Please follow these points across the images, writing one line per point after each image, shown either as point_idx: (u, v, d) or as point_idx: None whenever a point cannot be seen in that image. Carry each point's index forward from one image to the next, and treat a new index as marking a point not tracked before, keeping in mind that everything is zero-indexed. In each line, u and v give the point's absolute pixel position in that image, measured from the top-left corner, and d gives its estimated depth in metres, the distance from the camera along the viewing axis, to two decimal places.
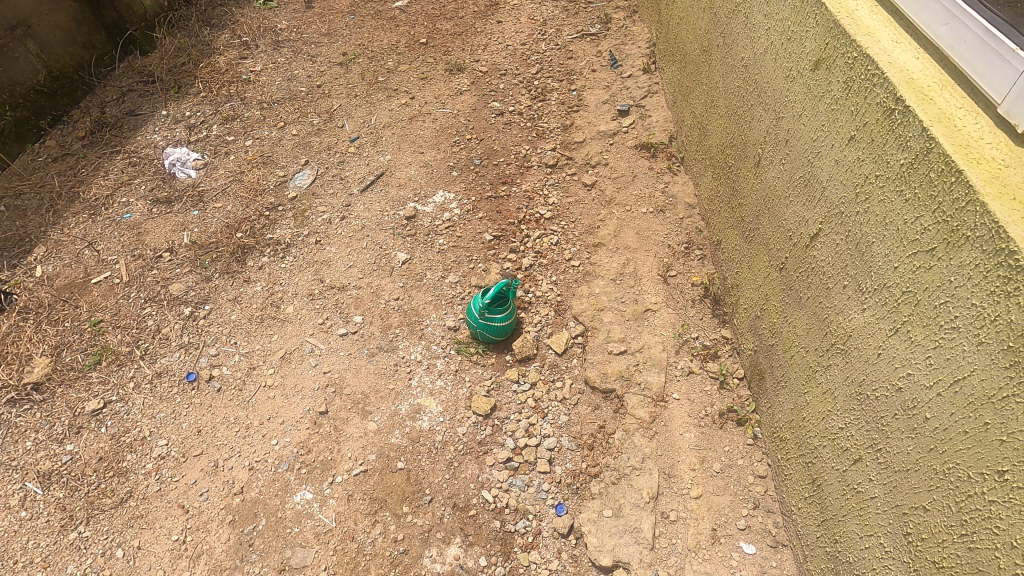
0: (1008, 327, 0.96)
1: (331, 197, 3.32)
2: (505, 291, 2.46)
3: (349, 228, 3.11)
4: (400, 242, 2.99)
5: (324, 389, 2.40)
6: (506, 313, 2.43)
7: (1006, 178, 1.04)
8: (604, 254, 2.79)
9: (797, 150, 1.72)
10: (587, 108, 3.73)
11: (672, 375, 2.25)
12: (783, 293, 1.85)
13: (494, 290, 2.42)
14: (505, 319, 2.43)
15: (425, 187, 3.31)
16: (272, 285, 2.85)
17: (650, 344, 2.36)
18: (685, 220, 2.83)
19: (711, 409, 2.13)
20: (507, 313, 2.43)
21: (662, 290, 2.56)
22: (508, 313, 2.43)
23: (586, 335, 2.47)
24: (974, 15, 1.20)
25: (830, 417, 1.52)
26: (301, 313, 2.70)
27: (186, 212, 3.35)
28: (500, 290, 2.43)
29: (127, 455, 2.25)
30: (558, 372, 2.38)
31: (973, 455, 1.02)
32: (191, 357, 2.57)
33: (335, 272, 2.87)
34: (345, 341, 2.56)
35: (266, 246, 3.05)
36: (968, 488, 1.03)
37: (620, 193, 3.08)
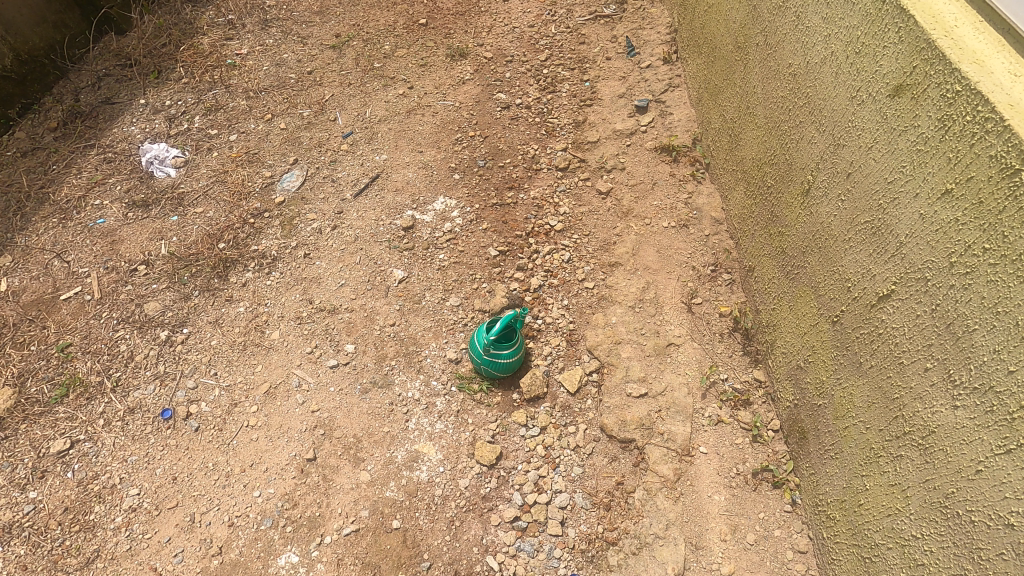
0: None
1: (321, 203, 3.04)
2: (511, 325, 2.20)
3: (341, 240, 2.84)
4: (397, 256, 2.73)
5: (312, 430, 2.18)
6: (513, 349, 2.19)
7: None
8: (622, 275, 2.52)
9: (862, 190, 1.45)
10: (601, 102, 3.40)
11: (698, 424, 2.02)
12: (835, 350, 1.60)
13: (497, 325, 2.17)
14: (512, 355, 2.19)
15: (424, 192, 3.03)
16: (256, 306, 2.60)
17: (674, 386, 2.12)
18: (712, 237, 2.55)
19: (743, 467, 1.91)
20: (514, 349, 2.19)
21: (686, 321, 2.30)
22: (514, 349, 2.19)
23: (602, 373, 2.23)
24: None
25: (898, 518, 1.30)
26: (288, 340, 2.45)
27: (165, 218, 3.07)
28: (504, 324, 2.17)
29: (95, 506, 2.05)
30: (571, 416, 2.16)
31: None
32: (167, 390, 2.34)
33: (325, 292, 2.61)
34: (336, 375, 2.32)
35: (251, 259, 2.79)
36: None
37: (639, 204, 2.79)
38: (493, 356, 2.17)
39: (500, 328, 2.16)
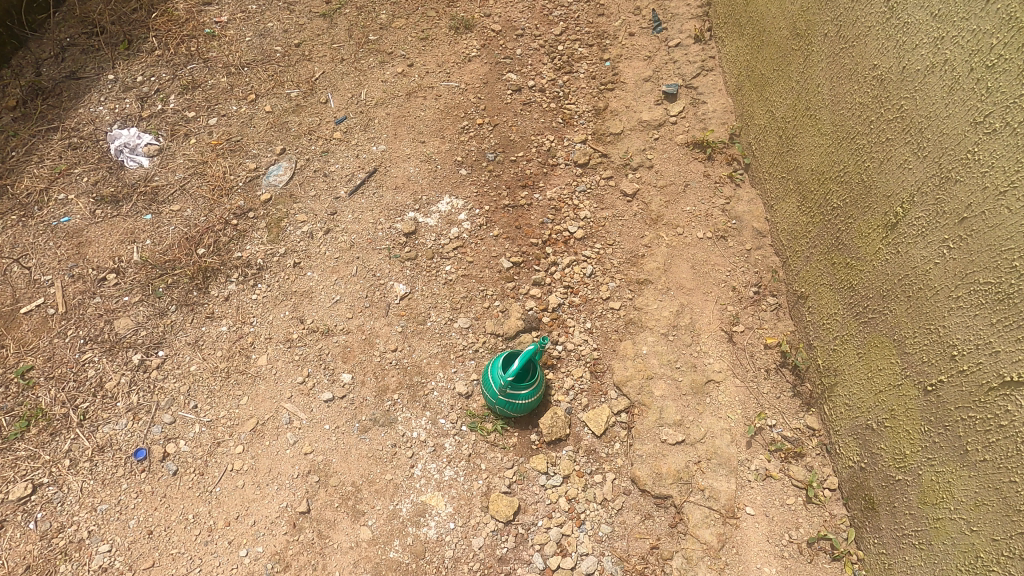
0: None
1: (312, 202, 2.72)
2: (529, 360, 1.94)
3: (335, 246, 2.54)
4: (398, 268, 2.44)
5: (306, 477, 1.94)
6: (533, 388, 1.93)
7: None
8: (652, 294, 2.24)
9: (992, 247, 1.24)
10: (624, 86, 3.03)
11: (743, 480, 1.78)
12: (924, 423, 1.38)
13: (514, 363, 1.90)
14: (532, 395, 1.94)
15: (427, 191, 2.70)
16: (241, 325, 2.32)
17: (715, 432, 1.87)
18: (754, 252, 2.26)
19: (796, 534, 1.68)
20: (534, 387, 1.94)
21: (727, 353, 2.04)
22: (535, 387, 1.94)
23: (631, 413, 1.97)
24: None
25: None
26: (276, 367, 2.19)
27: (137, 216, 2.75)
28: (522, 361, 1.91)
29: (61, 565, 1.82)
30: (597, 462, 1.92)
31: None
32: (141, 426, 2.08)
33: (318, 309, 2.33)
34: (331, 410, 2.07)
35: (234, 269, 2.49)
36: None
37: (669, 209, 2.48)
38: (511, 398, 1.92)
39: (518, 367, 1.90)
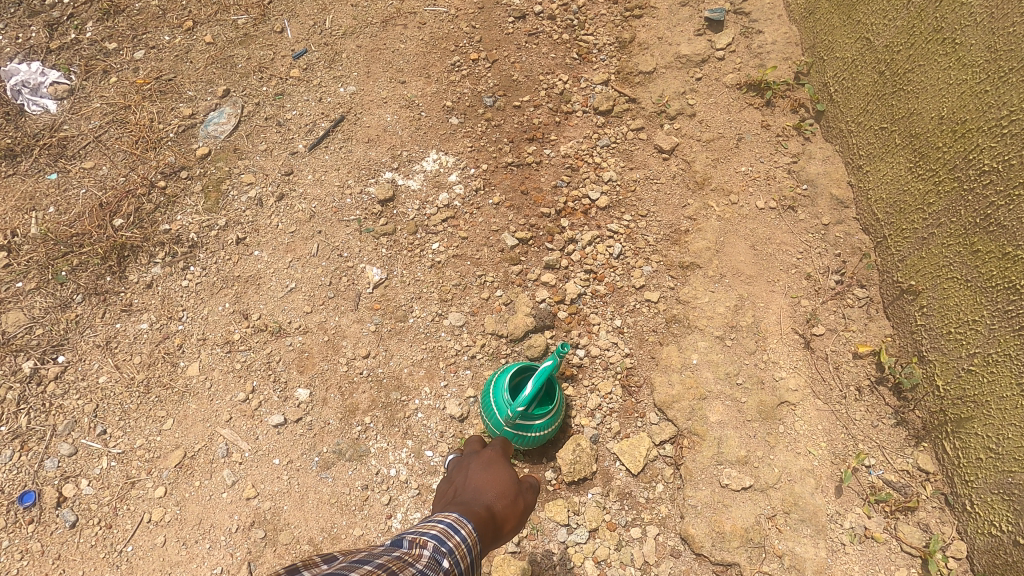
0: None
1: (262, 158, 2.14)
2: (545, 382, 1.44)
3: (290, 217, 1.98)
4: (371, 246, 1.90)
5: (247, 531, 1.47)
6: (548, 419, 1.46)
7: None
8: (701, 284, 1.72)
9: None
10: (657, 11, 2.35)
11: (834, 544, 1.33)
12: None
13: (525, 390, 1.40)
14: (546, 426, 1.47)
15: (408, 145, 2.13)
16: (166, 320, 1.79)
17: (794, 476, 1.40)
18: (834, 227, 1.74)
19: None
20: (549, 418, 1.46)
21: (804, 363, 1.55)
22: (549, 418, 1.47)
23: (679, 444, 1.50)
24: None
25: None
26: (212, 379, 1.68)
27: (40, 176, 2.15)
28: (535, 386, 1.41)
29: None
30: (633, 511, 1.46)
31: None
32: (30, 459, 1.57)
33: (267, 301, 1.80)
34: (282, 438, 1.58)
35: (159, 246, 1.93)
36: None
37: (719, 169, 1.93)
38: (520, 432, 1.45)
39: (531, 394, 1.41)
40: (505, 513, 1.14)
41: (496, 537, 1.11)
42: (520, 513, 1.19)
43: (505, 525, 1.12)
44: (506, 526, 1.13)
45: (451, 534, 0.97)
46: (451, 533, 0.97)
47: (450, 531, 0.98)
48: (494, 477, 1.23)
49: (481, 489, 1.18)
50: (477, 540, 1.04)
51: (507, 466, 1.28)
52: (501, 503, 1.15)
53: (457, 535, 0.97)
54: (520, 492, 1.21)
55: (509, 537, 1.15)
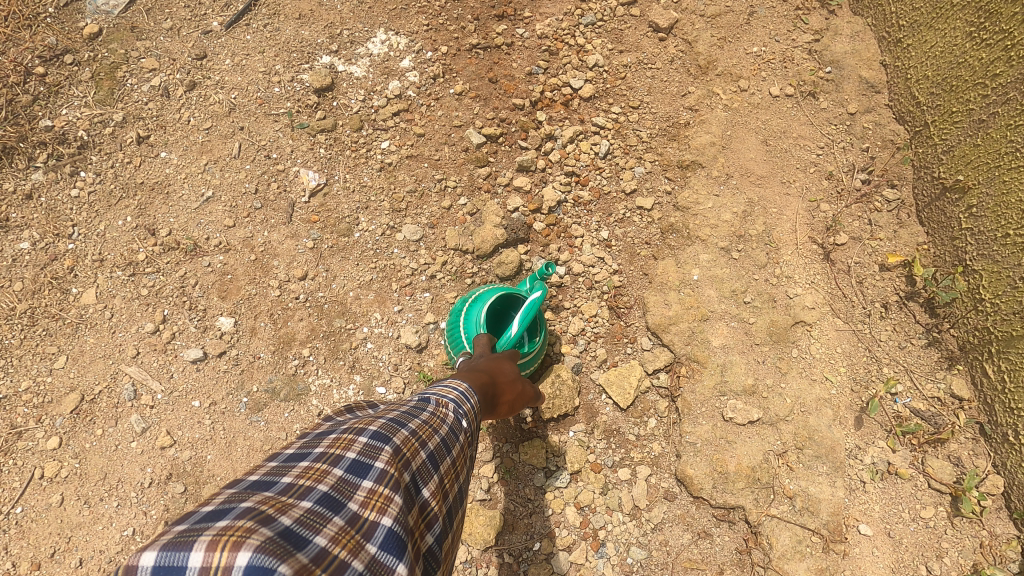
0: None
1: (166, 38, 1.71)
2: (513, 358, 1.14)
3: (204, 111, 1.61)
4: (306, 146, 1.56)
5: (163, 486, 1.23)
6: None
7: None
8: (703, 187, 1.44)
9: None
10: None
11: (852, 481, 1.14)
12: None
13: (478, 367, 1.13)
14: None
15: (349, 22, 1.72)
16: (53, 239, 1.45)
17: (809, 406, 1.20)
18: (861, 117, 1.46)
19: (938, 568, 1.07)
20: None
21: (822, 278, 1.32)
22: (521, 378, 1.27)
23: (675, 374, 1.28)
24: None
25: None
26: (112, 308, 1.38)
27: None
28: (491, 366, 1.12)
29: None
30: (621, 450, 1.25)
31: None
32: None
33: (179, 214, 1.47)
34: (203, 376, 1.31)
35: (38, 146, 1.54)
36: None
37: (727, 49, 1.60)
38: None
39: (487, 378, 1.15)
40: (505, 386, 0.99)
41: (493, 408, 0.96)
42: (518, 399, 1.02)
43: (504, 395, 0.98)
44: (503, 402, 0.98)
45: (469, 397, 0.83)
46: (472, 397, 0.84)
47: (466, 397, 0.84)
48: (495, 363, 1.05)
49: (484, 370, 1.00)
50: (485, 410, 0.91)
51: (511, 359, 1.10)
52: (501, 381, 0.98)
53: (472, 401, 0.84)
54: (522, 378, 1.04)
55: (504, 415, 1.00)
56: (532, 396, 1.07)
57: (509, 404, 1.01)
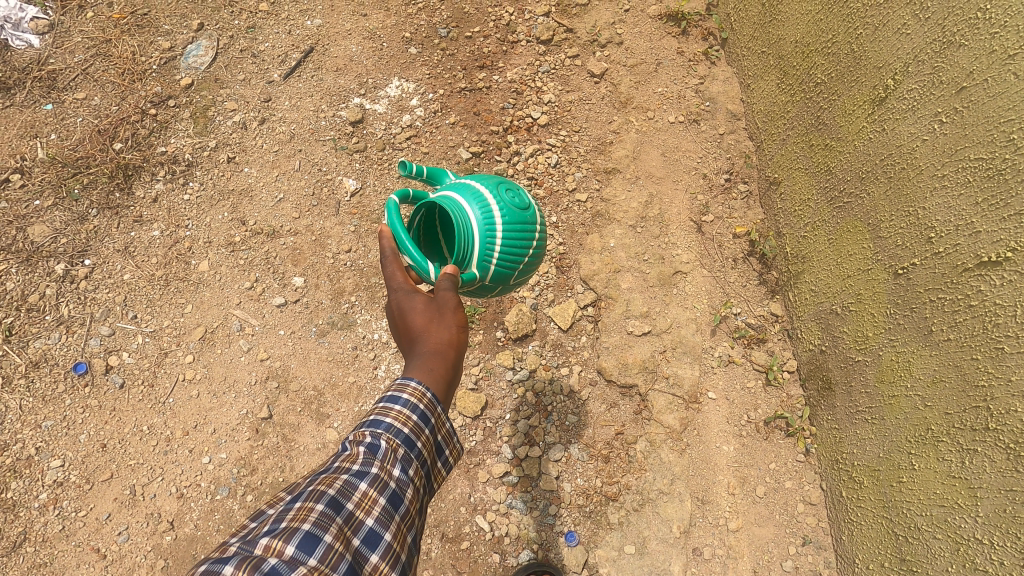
0: None
1: (241, 87, 2.38)
2: (528, 248, 1.24)
3: (273, 139, 2.27)
4: (346, 161, 2.23)
5: (264, 383, 1.87)
6: (506, 207, 1.20)
7: None
8: (620, 185, 2.11)
9: (989, 121, 1.13)
10: None
11: (706, 366, 1.80)
12: (889, 307, 1.35)
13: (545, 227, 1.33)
14: (449, 196, 1.21)
15: (373, 73, 2.40)
16: (175, 228, 2.10)
17: (681, 322, 1.86)
18: (726, 136, 2.14)
19: (754, 414, 1.73)
20: (494, 198, 1.20)
21: (695, 243, 1.98)
22: (480, 202, 1.19)
23: (598, 307, 1.93)
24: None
25: (958, 514, 1.16)
26: (220, 272, 2.03)
27: (35, 106, 2.33)
28: (546, 247, 1.30)
29: (11, 483, 1.75)
30: (563, 356, 1.89)
31: None
32: (77, 340, 1.93)
33: (260, 210, 2.13)
34: (285, 315, 1.97)
35: (159, 165, 2.21)
36: None
37: (639, 90, 2.28)
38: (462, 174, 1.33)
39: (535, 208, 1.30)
40: (439, 340, 1.03)
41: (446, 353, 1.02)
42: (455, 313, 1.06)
43: (441, 348, 1.02)
44: (455, 338, 1.04)
45: (389, 407, 0.94)
46: (393, 403, 0.95)
47: (404, 394, 0.96)
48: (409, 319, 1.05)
49: (408, 347, 1.04)
50: (447, 370, 1.02)
51: (409, 298, 1.07)
52: (431, 346, 1.02)
53: (403, 398, 0.95)
54: (436, 309, 1.05)
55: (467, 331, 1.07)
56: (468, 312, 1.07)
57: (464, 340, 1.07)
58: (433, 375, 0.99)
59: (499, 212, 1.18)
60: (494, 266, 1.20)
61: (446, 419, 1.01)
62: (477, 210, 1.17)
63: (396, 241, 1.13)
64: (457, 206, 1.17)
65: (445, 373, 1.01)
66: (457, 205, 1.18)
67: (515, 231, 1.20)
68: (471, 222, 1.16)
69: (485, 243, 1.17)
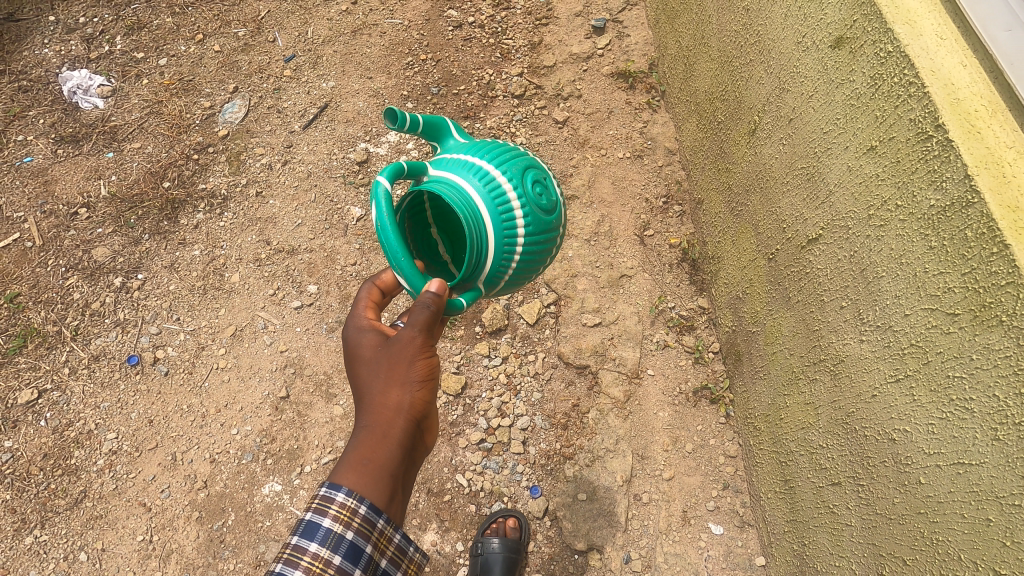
0: (1017, 428, 0.90)
1: (268, 136, 2.86)
2: (546, 252, 1.29)
3: (293, 177, 2.74)
4: (353, 193, 2.68)
5: (283, 369, 2.26)
6: (532, 211, 1.22)
7: None
8: (578, 209, 2.52)
9: (801, 139, 1.52)
10: (558, 21, 3.09)
11: (647, 349, 2.19)
12: (769, 284, 1.75)
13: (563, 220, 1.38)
14: (464, 187, 1.18)
15: (376, 123, 2.87)
16: (212, 249, 2.56)
17: (626, 315, 2.25)
18: (665, 168, 2.61)
19: (685, 386, 2.11)
20: (517, 196, 1.20)
21: (639, 252, 2.39)
22: (502, 203, 1.18)
23: (559, 305, 2.30)
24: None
25: (810, 431, 1.51)
26: (249, 283, 2.47)
27: (99, 154, 2.82)
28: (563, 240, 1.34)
29: (75, 451, 2.14)
30: (530, 345, 2.25)
31: (955, 509, 1.02)
32: (131, 337, 2.35)
33: (282, 233, 2.59)
34: (301, 316, 2.38)
35: (200, 199, 2.68)
36: (942, 549, 1.05)
37: (595, 133, 2.73)
38: (474, 141, 1.28)
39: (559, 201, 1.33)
40: (384, 418, 1.15)
41: (386, 434, 1.14)
42: (408, 383, 1.17)
43: (384, 427, 1.15)
44: (400, 413, 1.16)
45: (305, 550, 1.04)
46: (307, 545, 1.05)
47: (325, 517, 1.07)
48: (364, 381, 1.20)
49: (361, 412, 1.18)
50: (388, 456, 1.13)
51: (367, 363, 1.21)
52: (376, 420, 1.15)
53: (322, 528, 1.06)
54: (385, 382, 1.16)
55: (418, 404, 1.17)
56: (427, 378, 1.18)
57: (414, 406, 1.17)
58: (372, 461, 1.12)
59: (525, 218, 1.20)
60: (509, 274, 1.24)
61: (380, 541, 1.12)
62: (497, 212, 1.17)
63: (389, 249, 1.10)
64: (469, 206, 1.15)
65: (382, 464, 1.12)
66: (473, 207, 1.15)
67: (529, 234, 1.22)
68: (487, 227, 1.17)
69: (501, 251, 1.19)
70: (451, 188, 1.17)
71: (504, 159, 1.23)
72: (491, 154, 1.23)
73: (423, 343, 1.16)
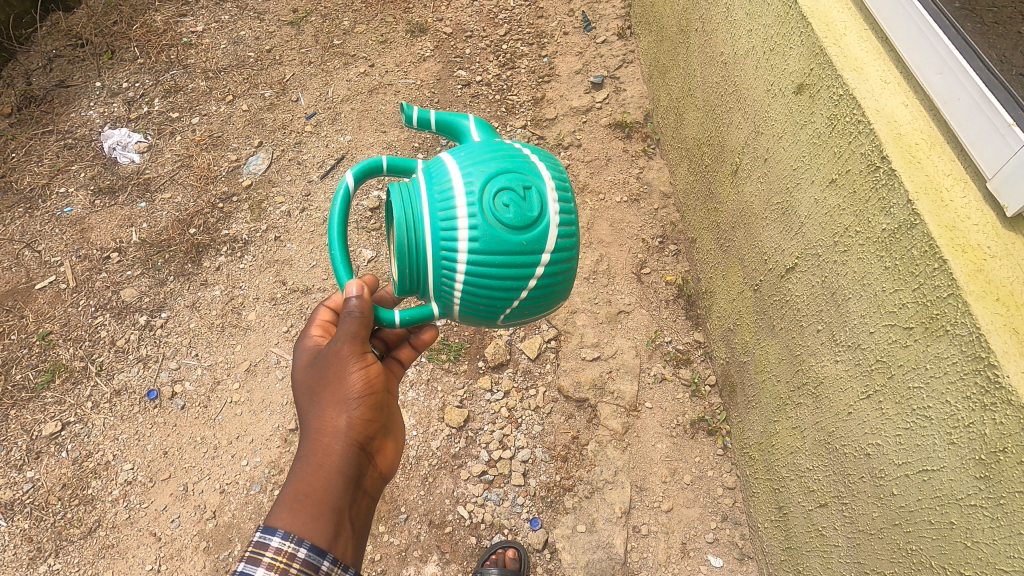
0: (971, 431, 1.00)
1: (288, 186, 3.06)
2: (500, 274, 1.24)
3: (310, 222, 2.91)
4: (365, 237, 2.84)
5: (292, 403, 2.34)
6: (477, 220, 1.21)
7: (990, 271, 1.02)
8: None
9: (774, 175, 1.63)
10: (559, 78, 3.32)
11: (644, 382, 2.24)
12: (756, 314, 1.82)
13: (555, 245, 1.28)
14: (418, 186, 1.28)
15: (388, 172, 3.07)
16: (231, 289, 2.71)
17: (624, 349, 2.31)
18: (660, 210, 2.73)
19: (682, 418, 2.16)
20: (463, 206, 1.21)
21: (636, 289, 2.48)
22: (443, 207, 1.22)
23: (559, 340, 2.37)
24: (973, 73, 1.13)
25: (798, 454, 1.55)
26: (264, 321, 2.60)
27: (133, 204, 3.03)
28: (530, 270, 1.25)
29: (92, 481, 2.23)
30: (532, 379, 2.31)
31: (927, 516, 1.10)
32: (151, 372, 2.47)
33: (298, 274, 2.74)
34: None
35: (223, 244, 2.86)
36: (918, 557, 1.13)
37: (594, 178, 2.87)
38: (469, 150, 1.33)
39: (540, 216, 1.24)
40: (322, 448, 1.21)
41: (325, 463, 1.19)
42: (342, 408, 1.25)
43: (323, 457, 1.20)
44: (337, 437, 1.22)
45: None
46: None
47: (259, 567, 1.01)
48: (303, 417, 1.27)
49: (301, 451, 1.23)
50: (328, 486, 1.17)
51: (304, 401, 1.28)
52: (315, 452, 1.20)
53: None
54: (321, 413, 1.24)
55: (354, 424, 1.25)
56: (363, 396, 1.27)
57: (352, 428, 1.24)
58: (312, 493, 1.14)
59: (467, 225, 1.21)
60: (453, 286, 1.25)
61: None
62: (436, 217, 1.22)
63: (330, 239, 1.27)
64: (411, 207, 1.24)
65: (321, 495, 1.15)
66: (414, 209, 1.23)
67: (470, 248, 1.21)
68: (423, 230, 1.23)
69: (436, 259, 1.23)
70: (411, 188, 1.28)
71: (473, 169, 1.25)
72: (465, 164, 1.27)
73: (353, 363, 1.27)
